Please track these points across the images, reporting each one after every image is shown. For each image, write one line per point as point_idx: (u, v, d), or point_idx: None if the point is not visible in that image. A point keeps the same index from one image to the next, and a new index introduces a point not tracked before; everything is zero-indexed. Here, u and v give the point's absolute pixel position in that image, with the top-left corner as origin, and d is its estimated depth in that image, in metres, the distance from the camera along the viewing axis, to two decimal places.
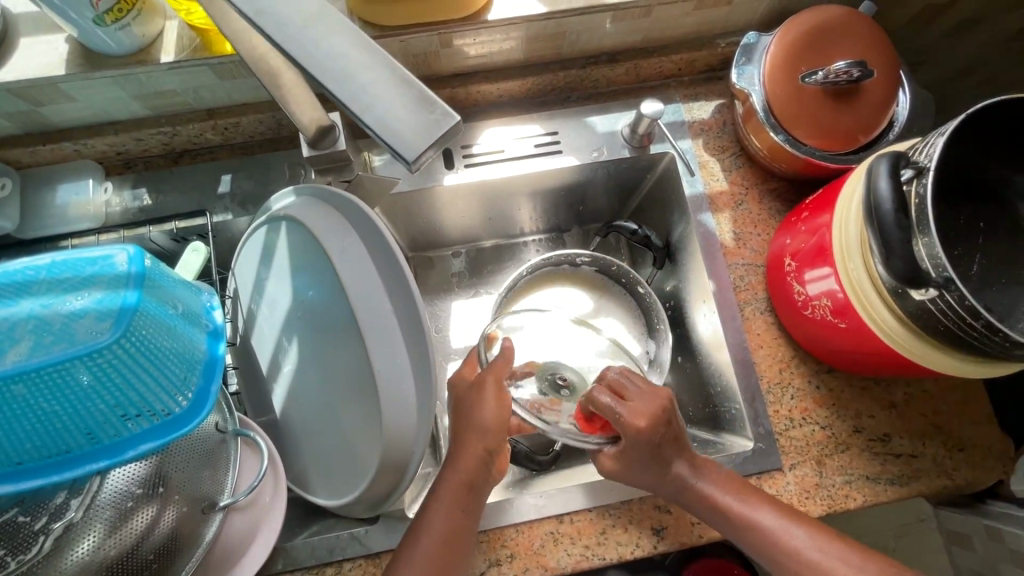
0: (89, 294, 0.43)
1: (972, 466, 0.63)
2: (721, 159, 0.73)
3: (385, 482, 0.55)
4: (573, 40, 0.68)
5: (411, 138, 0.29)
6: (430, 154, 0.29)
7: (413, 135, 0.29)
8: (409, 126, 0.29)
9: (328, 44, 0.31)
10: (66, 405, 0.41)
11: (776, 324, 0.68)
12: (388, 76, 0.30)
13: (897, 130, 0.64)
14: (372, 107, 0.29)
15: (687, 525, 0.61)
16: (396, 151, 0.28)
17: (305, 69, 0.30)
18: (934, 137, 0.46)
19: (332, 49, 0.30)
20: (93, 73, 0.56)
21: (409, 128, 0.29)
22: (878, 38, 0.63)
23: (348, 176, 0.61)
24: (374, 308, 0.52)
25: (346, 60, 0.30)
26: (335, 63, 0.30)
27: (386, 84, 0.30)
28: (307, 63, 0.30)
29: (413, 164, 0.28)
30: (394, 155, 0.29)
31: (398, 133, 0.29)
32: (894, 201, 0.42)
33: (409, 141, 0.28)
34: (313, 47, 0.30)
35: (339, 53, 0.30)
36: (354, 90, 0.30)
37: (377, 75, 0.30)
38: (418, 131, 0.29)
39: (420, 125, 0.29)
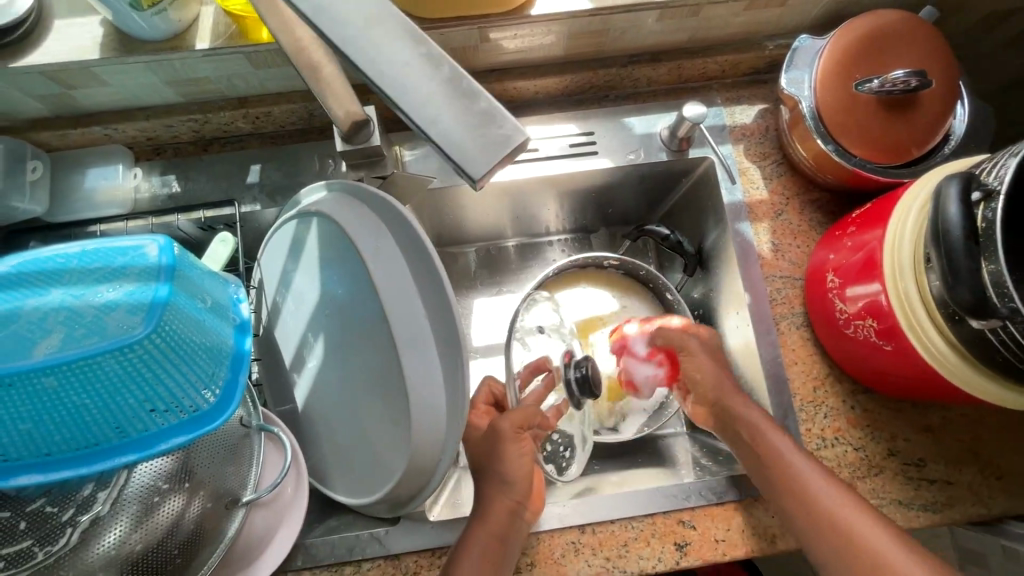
0: (121, 286, 0.43)
1: (1010, 495, 0.61)
2: (762, 166, 0.71)
3: (409, 485, 0.54)
4: (617, 38, 0.65)
5: (476, 157, 0.27)
6: (496, 173, 0.27)
7: (479, 151, 0.27)
8: (473, 142, 0.27)
9: (388, 49, 0.29)
10: (96, 398, 0.41)
11: (812, 339, 0.66)
12: (452, 86, 0.28)
13: (953, 144, 0.61)
14: (435, 119, 0.27)
15: (711, 541, 0.60)
16: (460, 169, 0.26)
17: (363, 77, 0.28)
18: (1004, 158, 0.43)
19: (394, 56, 0.29)
20: (127, 58, 0.55)
21: (474, 145, 0.27)
22: (940, 47, 0.60)
23: (381, 172, 0.59)
24: (405, 309, 0.50)
25: (408, 67, 0.28)
26: (396, 68, 0.28)
27: (450, 96, 0.28)
28: (365, 69, 0.28)
29: (477, 184, 0.27)
30: (457, 172, 0.27)
31: (464, 151, 0.27)
32: (965, 224, 0.39)
33: (473, 158, 0.27)
34: (371, 52, 0.28)
35: (400, 59, 0.28)
36: (415, 101, 0.28)
37: (441, 84, 0.28)
38: (486, 149, 0.27)
39: (487, 143, 0.27)
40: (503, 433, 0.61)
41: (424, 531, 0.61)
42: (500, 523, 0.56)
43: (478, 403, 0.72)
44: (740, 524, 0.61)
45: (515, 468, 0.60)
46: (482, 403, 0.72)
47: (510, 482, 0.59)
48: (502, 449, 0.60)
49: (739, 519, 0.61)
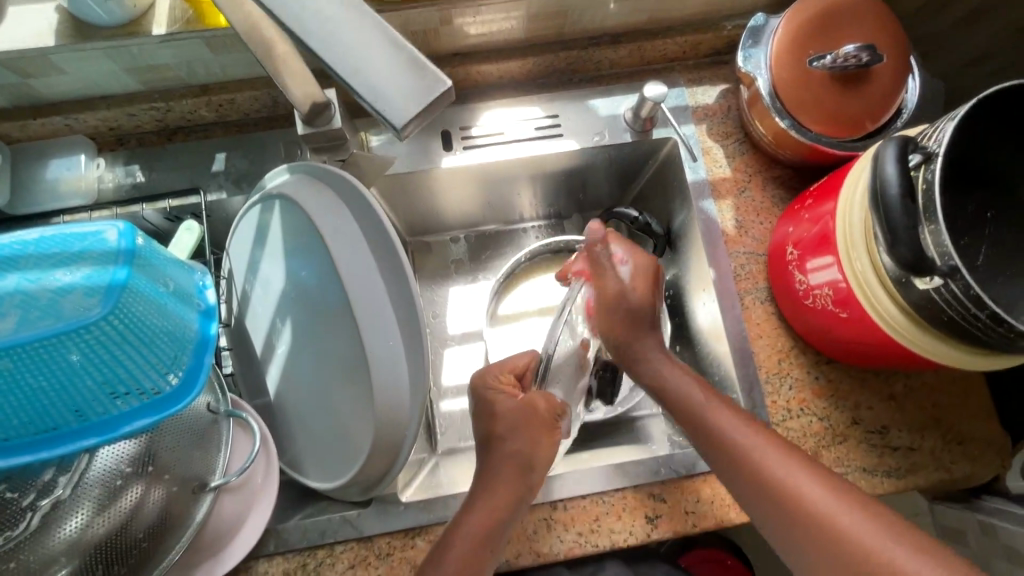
0: (78, 270, 0.42)
1: (970, 460, 0.63)
2: (724, 145, 0.72)
3: (377, 465, 0.54)
4: (577, 19, 0.66)
5: (398, 105, 0.30)
6: (420, 119, 0.31)
7: (403, 101, 0.30)
8: (397, 93, 0.30)
9: (316, 6, 0.32)
10: (53, 381, 0.41)
11: (776, 313, 0.67)
12: (378, 41, 0.31)
13: (906, 117, 0.63)
14: (359, 70, 0.31)
15: (681, 514, 0.61)
16: (385, 119, 0.30)
17: (294, 33, 0.32)
18: (943, 124, 0.45)
19: (324, 13, 0.32)
20: (83, 44, 0.55)
21: (397, 94, 0.30)
22: (891, 23, 0.62)
23: (343, 155, 0.59)
24: (367, 288, 0.51)
25: (337, 23, 0.31)
26: (326, 24, 0.32)
27: (376, 49, 0.31)
28: (296, 27, 0.32)
29: (401, 132, 0.30)
30: (383, 122, 0.30)
31: (387, 98, 0.30)
32: (900, 185, 0.41)
33: (397, 108, 0.30)
34: (300, 9, 0.32)
35: (329, 19, 0.32)
36: (342, 54, 0.31)
37: (367, 37, 0.31)
38: (408, 98, 0.30)
39: (408, 91, 0.30)
40: (540, 415, 0.59)
41: (397, 513, 0.61)
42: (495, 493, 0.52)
43: (499, 372, 0.63)
44: (709, 496, 0.62)
45: (542, 455, 0.57)
46: (504, 373, 0.63)
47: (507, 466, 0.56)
48: (535, 429, 0.58)
49: (707, 491, 0.62)
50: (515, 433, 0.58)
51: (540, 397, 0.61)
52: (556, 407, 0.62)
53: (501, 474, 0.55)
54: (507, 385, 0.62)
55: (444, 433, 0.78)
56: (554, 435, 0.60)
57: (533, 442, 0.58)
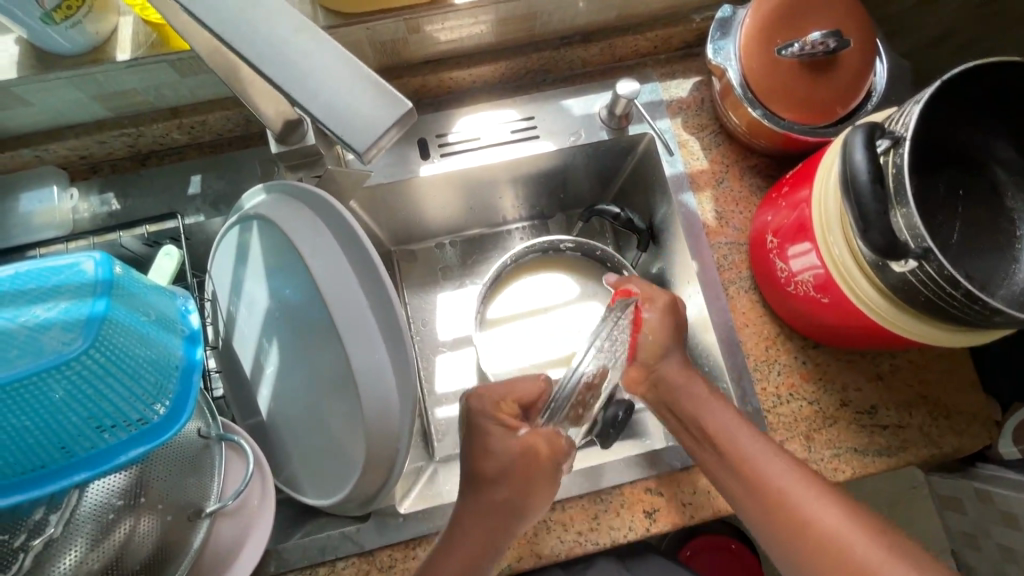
0: (56, 305, 0.42)
1: (960, 433, 0.64)
2: (700, 137, 0.72)
3: (373, 479, 0.54)
4: (545, 21, 0.67)
5: (355, 129, 0.30)
6: (383, 142, 0.31)
7: (364, 125, 0.30)
8: (357, 117, 0.30)
9: (272, 35, 0.32)
10: (36, 420, 0.40)
11: (761, 301, 0.68)
12: (336, 65, 0.31)
13: (875, 100, 0.63)
14: (316, 94, 0.31)
15: (679, 506, 0.62)
16: (346, 145, 0.30)
17: (247, 60, 0.32)
18: (910, 106, 0.45)
19: (281, 38, 0.32)
20: (46, 75, 0.54)
21: (357, 117, 0.30)
22: (855, 7, 0.62)
23: (319, 171, 0.59)
24: (349, 305, 0.50)
25: (292, 48, 0.32)
26: (283, 50, 0.32)
27: (334, 73, 0.31)
28: (249, 55, 0.32)
29: (364, 156, 0.30)
30: (346, 148, 0.30)
31: (346, 121, 0.30)
32: (869, 171, 0.42)
33: (358, 133, 0.30)
34: (252, 34, 0.32)
35: (281, 43, 0.32)
36: (299, 79, 0.31)
37: (325, 63, 0.31)
38: (367, 123, 0.30)
39: (367, 114, 0.30)
40: (536, 459, 0.55)
41: (396, 525, 0.61)
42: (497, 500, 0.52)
43: (502, 398, 0.59)
44: (706, 487, 0.62)
45: (535, 501, 0.54)
46: (507, 402, 0.59)
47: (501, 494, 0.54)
48: (530, 471, 0.54)
49: (704, 481, 0.62)
50: (505, 478, 0.54)
51: (542, 440, 0.55)
52: (563, 451, 0.56)
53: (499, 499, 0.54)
54: (506, 415, 0.58)
55: (441, 440, 0.78)
56: (551, 487, 0.55)
57: (528, 487, 0.54)
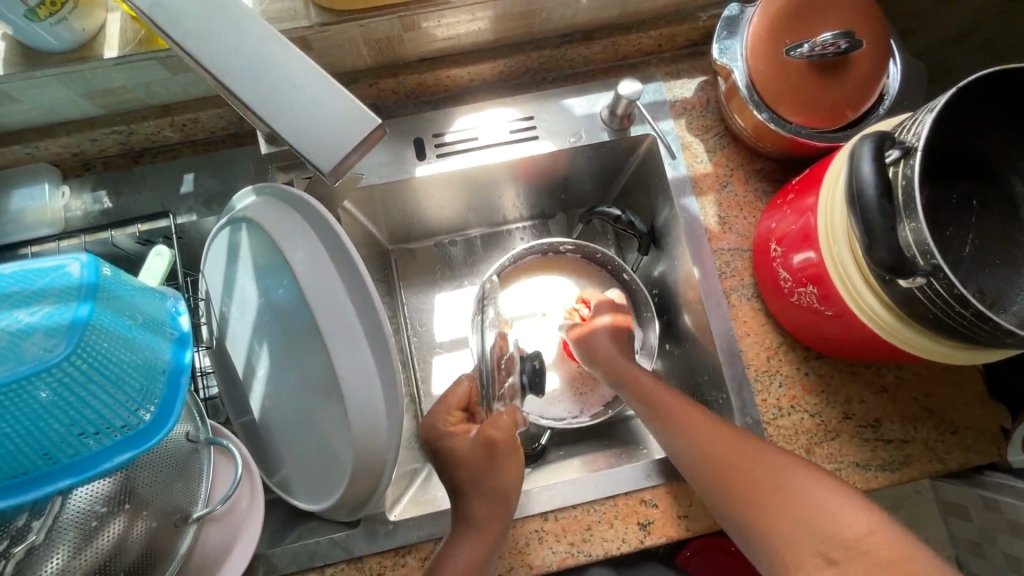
0: (39, 309, 0.41)
1: (966, 449, 0.62)
2: (705, 139, 0.70)
3: (361, 487, 0.54)
4: (545, 18, 0.65)
5: (323, 149, 0.32)
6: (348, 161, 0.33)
7: (330, 145, 0.32)
8: (324, 138, 0.32)
9: (244, 50, 0.33)
10: (17, 426, 0.39)
11: (763, 310, 0.66)
12: (306, 81, 0.33)
13: (887, 104, 0.61)
14: (281, 111, 0.33)
15: (674, 518, 0.60)
16: (313, 164, 0.32)
17: (216, 76, 0.33)
18: (923, 114, 0.43)
19: (252, 53, 0.33)
20: (32, 72, 0.53)
21: (324, 137, 0.32)
22: (868, 7, 0.59)
23: (309, 172, 0.60)
24: (335, 313, 0.49)
25: (262, 63, 0.33)
26: (254, 65, 0.33)
27: (303, 91, 0.33)
28: (215, 69, 0.33)
29: (330, 174, 0.33)
30: (312, 165, 0.32)
31: (314, 140, 0.32)
32: (877, 182, 0.40)
33: (324, 153, 0.32)
34: (223, 51, 0.33)
35: (251, 58, 0.33)
36: (266, 95, 0.33)
37: (295, 78, 0.33)
38: (335, 144, 0.32)
39: (336, 134, 0.32)
40: (497, 444, 0.54)
41: (386, 532, 0.61)
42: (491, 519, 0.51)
43: (447, 409, 0.59)
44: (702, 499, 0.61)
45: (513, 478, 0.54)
46: (453, 410, 0.59)
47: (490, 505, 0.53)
48: (496, 459, 0.54)
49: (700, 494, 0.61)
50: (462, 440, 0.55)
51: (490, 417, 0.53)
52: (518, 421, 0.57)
53: (497, 512, 0.53)
54: (457, 425, 0.58)
55: None
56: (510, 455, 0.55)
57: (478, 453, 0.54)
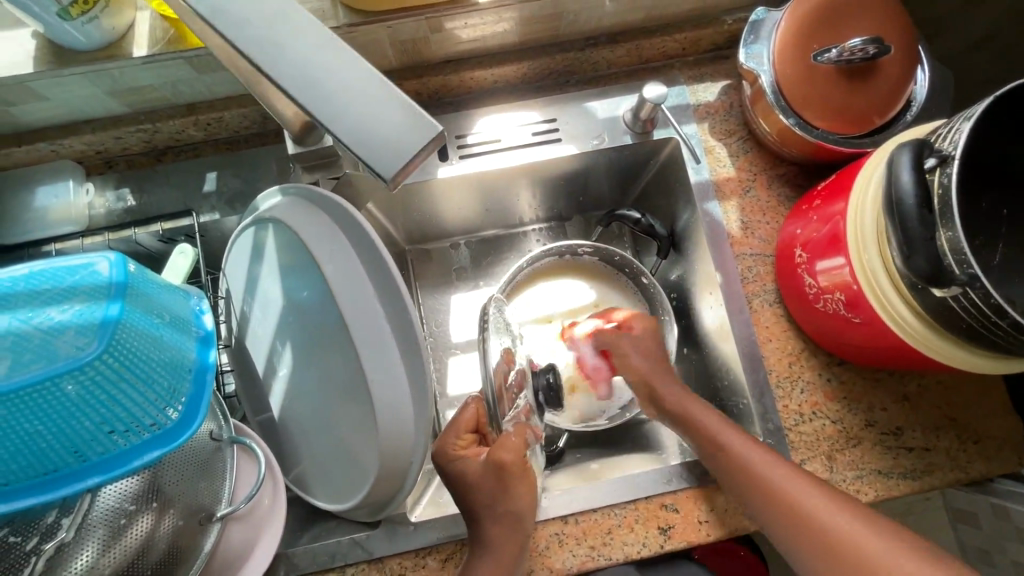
0: (71, 307, 0.41)
1: (988, 458, 0.62)
2: (727, 143, 0.70)
3: (384, 488, 0.54)
4: (570, 21, 0.64)
5: (384, 156, 0.31)
6: (410, 168, 0.31)
7: (390, 150, 0.31)
8: (385, 144, 0.31)
9: (304, 57, 0.33)
10: (49, 424, 0.39)
11: (785, 315, 0.66)
12: (366, 88, 0.32)
13: (914, 110, 0.61)
14: (341, 117, 0.32)
15: (694, 523, 0.60)
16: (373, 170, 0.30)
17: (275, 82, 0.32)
18: (959, 123, 0.43)
19: (312, 61, 0.33)
20: (62, 70, 0.53)
21: (384, 142, 0.31)
22: (898, 13, 0.59)
23: (337, 173, 0.58)
24: (364, 315, 0.49)
25: (320, 72, 0.32)
26: (313, 71, 0.32)
27: (363, 97, 0.32)
28: (273, 74, 0.33)
29: (390, 181, 0.31)
30: (372, 172, 0.31)
31: (373, 147, 0.31)
32: (915, 190, 0.39)
33: (384, 159, 0.31)
34: (283, 59, 0.33)
35: (310, 64, 0.33)
36: (324, 101, 0.32)
37: (354, 84, 0.32)
38: (396, 152, 0.31)
39: (396, 141, 0.31)
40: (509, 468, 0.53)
41: (406, 533, 0.61)
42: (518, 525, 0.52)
43: (455, 433, 0.56)
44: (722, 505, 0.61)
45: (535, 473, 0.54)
46: (462, 433, 0.56)
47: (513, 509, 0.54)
48: (508, 483, 0.53)
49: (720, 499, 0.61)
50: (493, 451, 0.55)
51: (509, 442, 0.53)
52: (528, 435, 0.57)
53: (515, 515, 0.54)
54: (467, 448, 0.56)
55: None
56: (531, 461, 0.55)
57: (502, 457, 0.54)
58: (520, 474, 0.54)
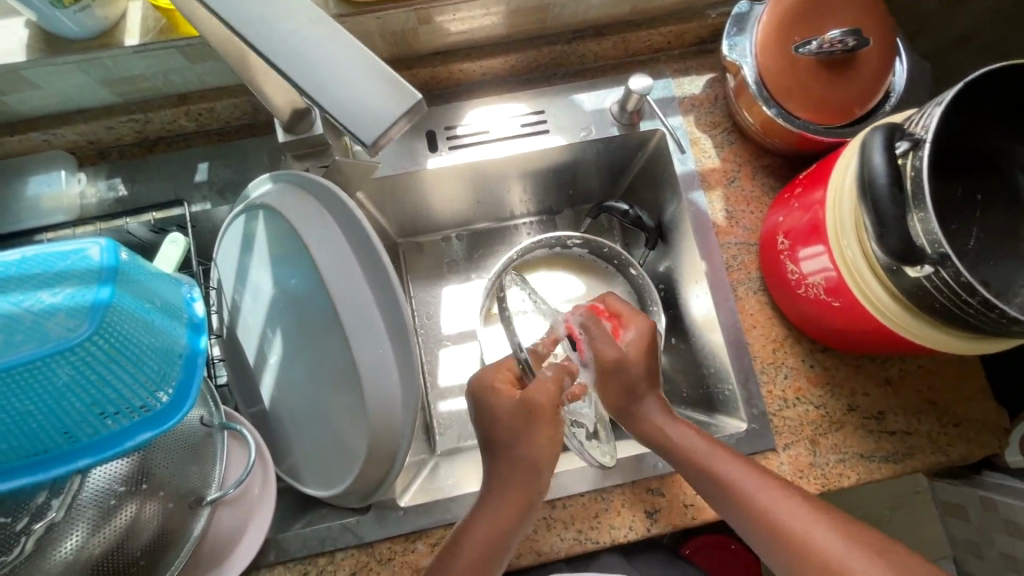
0: (62, 290, 0.41)
1: (968, 442, 0.63)
2: (712, 135, 0.71)
3: (373, 472, 0.54)
4: (557, 14, 0.66)
5: (367, 122, 0.33)
6: (390, 134, 0.33)
7: (370, 117, 0.33)
8: (367, 111, 0.33)
9: (287, 27, 0.34)
10: (40, 403, 0.39)
11: (769, 303, 0.67)
12: (350, 58, 0.34)
13: (893, 101, 0.62)
14: (325, 85, 0.33)
15: (680, 507, 0.61)
16: (354, 135, 0.32)
17: (259, 51, 0.34)
18: (930, 108, 0.44)
19: (296, 32, 0.34)
20: (54, 58, 0.54)
21: (365, 110, 0.33)
22: (876, 6, 0.60)
23: (327, 161, 0.59)
24: (354, 298, 0.50)
25: (304, 43, 0.34)
26: (294, 44, 0.34)
27: (340, 63, 0.34)
28: (259, 43, 0.34)
29: (370, 147, 0.33)
30: (352, 137, 0.33)
31: (356, 116, 0.33)
32: (886, 172, 0.41)
33: (364, 125, 0.33)
34: (266, 28, 0.34)
35: (293, 33, 0.34)
36: (306, 70, 0.34)
37: (336, 57, 0.34)
38: (372, 114, 0.33)
39: (378, 109, 0.33)
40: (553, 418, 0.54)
41: (396, 518, 0.61)
42: (504, 509, 0.53)
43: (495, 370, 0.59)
44: None
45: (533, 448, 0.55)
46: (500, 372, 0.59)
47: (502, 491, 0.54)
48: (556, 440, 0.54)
49: None
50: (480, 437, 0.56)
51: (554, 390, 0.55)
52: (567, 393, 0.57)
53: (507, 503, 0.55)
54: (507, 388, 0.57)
55: (443, 433, 0.78)
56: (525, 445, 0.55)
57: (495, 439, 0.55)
58: (502, 453, 0.55)
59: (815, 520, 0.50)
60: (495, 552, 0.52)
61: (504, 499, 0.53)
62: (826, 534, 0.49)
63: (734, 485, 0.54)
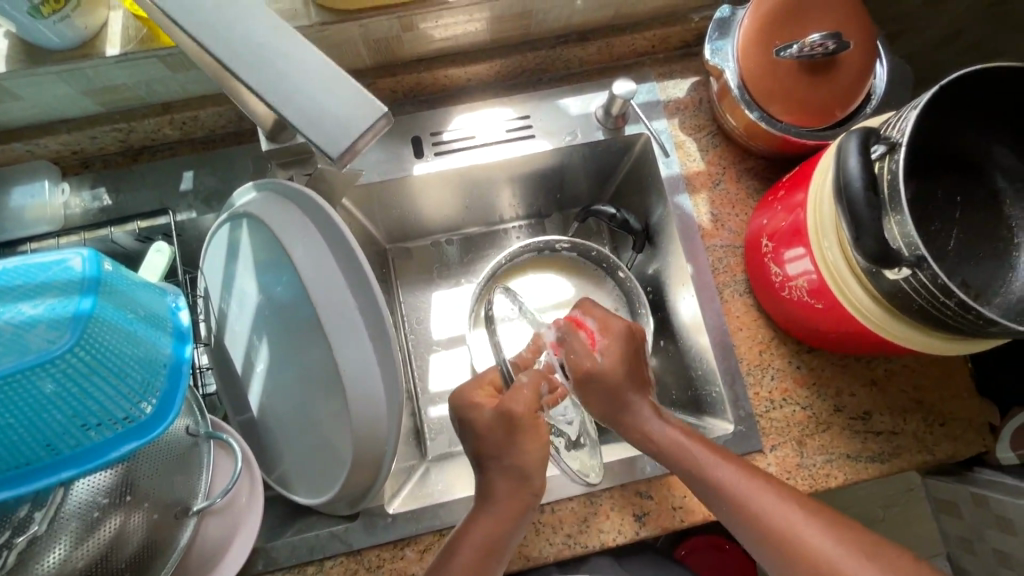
0: (43, 302, 0.40)
1: (954, 440, 0.64)
2: (698, 138, 0.72)
3: (360, 479, 0.54)
4: (540, 19, 0.66)
5: (335, 134, 0.33)
6: (357, 145, 0.33)
7: (338, 129, 0.33)
8: (335, 124, 0.33)
9: (254, 41, 0.34)
10: (20, 417, 0.39)
11: (755, 305, 0.67)
12: (317, 71, 0.34)
13: (875, 104, 0.63)
14: (292, 99, 0.34)
15: (669, 510, 0.61)
16: (321, 148, 0.33)
17: (227, 66, 0.34)
18: (907, 111, 0.45)
19: (262, 46, 0.34)
20: (35, 69, 0.54)
21: (333, 122, 0.33)
22: (856, 8, 0.61)
23: (310, 169, 0.59)
24: (337, 306, 0.50)
25: (270, 57, 0.34)
26: (261, 57, 0.34)
27: (308, 76, 0.34)
28: (227, 57, 0.34)
29: (338, 160, 0.33)
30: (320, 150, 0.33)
31: (325, 128, 0.33)
32: (862, 176, 0.41)
33: (333, 138, 0.33)
34: (232, 42, 0.34)
35: (259, 47, 0.34)
36: (273, 84, 0.34)
37: (303, 70, 0.34)
38: (340, 127, 0.33)
39: (346, 119, 0.33)
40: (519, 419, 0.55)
41: (385, 525, 0.61)
42: (491, 515, 0.53)
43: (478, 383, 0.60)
44: None
45: (520, 453, 0.55)
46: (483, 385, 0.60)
47: (489, 496, 0.55)
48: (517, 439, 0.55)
49: None
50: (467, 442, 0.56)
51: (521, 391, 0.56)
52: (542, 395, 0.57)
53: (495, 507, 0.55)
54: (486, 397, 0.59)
55: (434, 439, 0.78)
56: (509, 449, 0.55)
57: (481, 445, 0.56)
58: (488, 459, 0.55)
59: (798, 521, 0.51)
60: (482, 558, 0.52)
61: (492, 504, 0.54)
62: (808, 535, 0.50)
63: (719, 488, 0.54)
